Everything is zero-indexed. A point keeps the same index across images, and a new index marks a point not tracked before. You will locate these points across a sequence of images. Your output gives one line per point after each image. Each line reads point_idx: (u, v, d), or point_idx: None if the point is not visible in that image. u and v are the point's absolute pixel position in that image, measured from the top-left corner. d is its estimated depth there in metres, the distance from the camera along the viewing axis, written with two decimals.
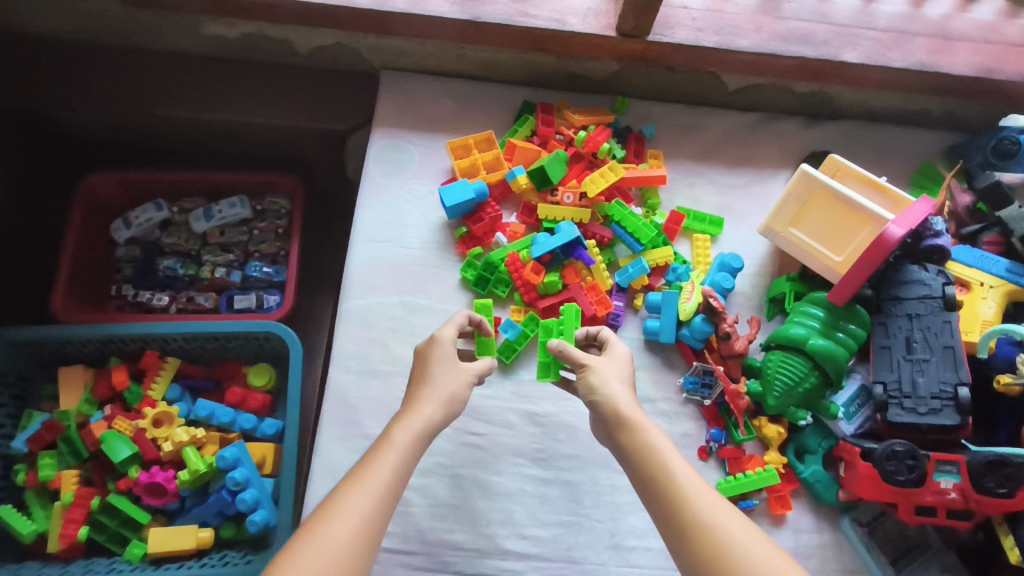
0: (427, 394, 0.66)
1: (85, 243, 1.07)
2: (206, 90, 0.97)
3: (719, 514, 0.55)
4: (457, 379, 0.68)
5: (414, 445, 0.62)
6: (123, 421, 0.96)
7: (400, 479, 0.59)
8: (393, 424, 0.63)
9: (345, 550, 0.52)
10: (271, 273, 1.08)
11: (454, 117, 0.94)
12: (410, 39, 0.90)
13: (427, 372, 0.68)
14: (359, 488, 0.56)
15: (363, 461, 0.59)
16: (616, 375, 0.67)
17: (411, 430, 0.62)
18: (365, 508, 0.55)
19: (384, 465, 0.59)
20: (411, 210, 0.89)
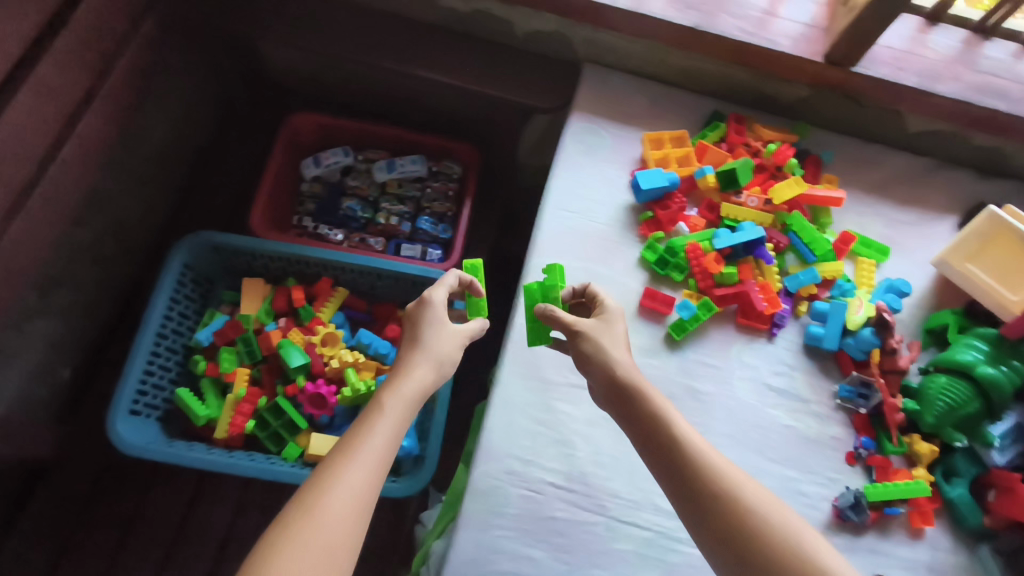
0: (419, 357, 0.70)
1: (281, 173, 1.18)
2: (425, 54, 1.07)
3: (724, 479, 0.60)
4: (449, 346, 0.72)
5: (402, 404, 0.65)
6: (297, 334, 1.07)
7: (388, 439, 0.63)
8: (383, 390, 0.67)
9: (345, 522, 0.56)
10: (438, 229, 1.18)
11: (647, 113, 1.02)
12: (624, 37, 0.99)
13: (421, 337, 0.72)
14: (353, 460, 0.59)
15: (357, 432, 0.63)
16: (605, 339, 0.71)
17: (400, 393, 0.66)
18: (361, 477, 0.59)
19: (378, 433, 0.62)
20: (601, 189, 0.97)
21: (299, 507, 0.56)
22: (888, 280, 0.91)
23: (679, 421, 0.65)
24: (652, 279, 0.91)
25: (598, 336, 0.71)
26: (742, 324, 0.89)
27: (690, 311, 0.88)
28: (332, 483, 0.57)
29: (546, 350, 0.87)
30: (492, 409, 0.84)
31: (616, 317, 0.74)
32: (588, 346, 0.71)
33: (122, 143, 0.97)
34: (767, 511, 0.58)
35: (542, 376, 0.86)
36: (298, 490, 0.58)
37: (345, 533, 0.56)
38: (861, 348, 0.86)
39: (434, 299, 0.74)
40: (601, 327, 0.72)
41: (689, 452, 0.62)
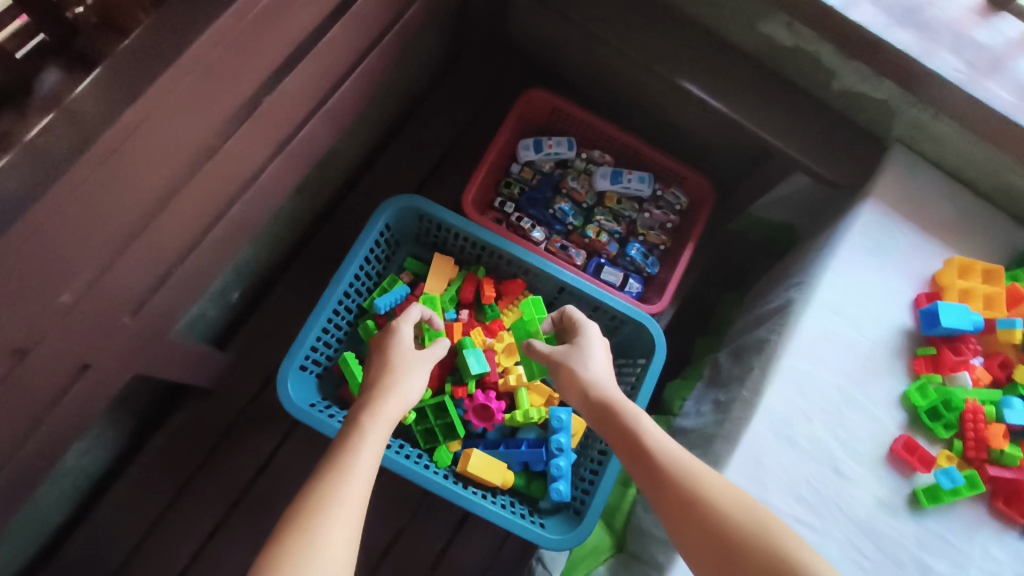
0: (388, 371, 0.76)
1: (500, 150, 1.07)
2: (714, 77, 0.94)
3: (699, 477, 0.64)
4: (420, 367, 0.79)
5: (391, 416, 0.72)
6: (479, 335, 0.99)
7: (377, 451, 0.67)
8: (359, 408, 0.72)
9: (347, 532, 0.59)
10: (646, 262, 1.07)
11: (953, 226, 0.88)
12: (967, 134, 0.84)
13: (392, 360, 0.78)
14: (338, 467, 0.63)
15: (342, 447, 0.66)
16: (580, 357, 0.81)
17: (388, 408, 0.72)
18: (360, 484, 0.63)
19: (359, 447, 0.66)
20: (880, 301, 0.84)
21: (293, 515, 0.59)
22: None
23: (655, 431, 0.71)
24: (910, 424, 0.80)
25: (570, 358, 0.81)
26: (999, 510, 0.77)
27: (954, 482, 0.75)
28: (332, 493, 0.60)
29: (776, 467, 0.77)
30: None
31: (590, 340, 0.83)
32: (563, 370, 0.81)
33: (374, 86, 0.87)
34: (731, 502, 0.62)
35: (766, 497, 0.75)
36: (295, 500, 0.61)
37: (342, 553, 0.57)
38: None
39: (403, 329, 0.82)
40: (573, 351, 0.82)
41: (661, 457, 0.67)
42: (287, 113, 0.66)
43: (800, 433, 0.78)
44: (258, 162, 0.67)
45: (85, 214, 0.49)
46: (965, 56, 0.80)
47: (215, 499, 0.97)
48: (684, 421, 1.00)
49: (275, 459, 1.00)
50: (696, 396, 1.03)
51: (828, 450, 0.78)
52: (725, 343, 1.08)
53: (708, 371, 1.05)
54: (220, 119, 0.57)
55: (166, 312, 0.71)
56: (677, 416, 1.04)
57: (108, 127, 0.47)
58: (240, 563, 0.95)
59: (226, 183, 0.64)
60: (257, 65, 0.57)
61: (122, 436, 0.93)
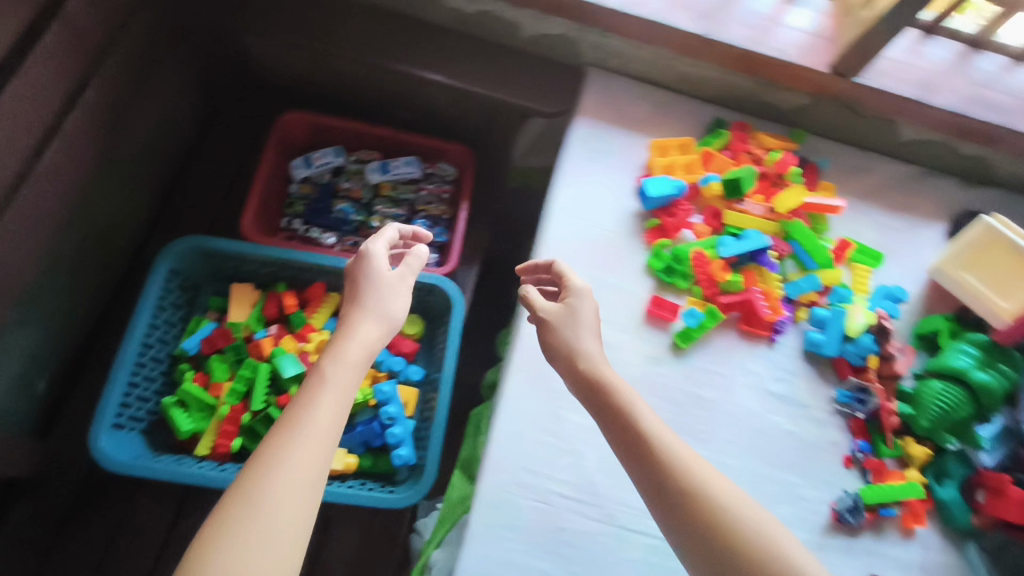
0: (355, 315, 0.69)
1: (272, 174, 1.15)
2: (425, 53, 1.05)
3: (686, 458, 0.63)
4: (390, 305, 0.71)
5: (350, 367, 0.64)
6: (290, 342, 1.04)
7: (337, 416, 0.60)
8: (324, 357, 0.65)
9: (293, 517, 0.54)
10: (433, 233, 1.16)
11: (651, 118, 1.02)
12: (631, 43, 0.98)
13: (358, 293, 0.71)
14: (297, 431, 0.58)
15: (295, 408, 0.60)
16: (579, 320, 0.75)
17: (345, 361, 0.64)
18: (310, 452, 0.57)
19: (318, 405, 0.60)
20: (608, 195, 0.96)
21: (229, 493, 0.54)
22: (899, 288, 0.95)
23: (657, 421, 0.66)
24: (658, 286, 0.92)
25: (563, 322, 0.75)
26: (744, 331, 0.90)
27: (697, 319, 0.88)
28: (268, 465, 0.55)
29: (553, 359, 0.86)
30: (500, 420, 0.83)
31: (582, 307, 0.75)
32: (569, 330, 0.74)
33: (108, 142, 0.93)
34: (726, 494, 0.60)
35: (550, 386, 0.85)
36: (250, 459, 0.57)
37: (282, 528, 0.53)
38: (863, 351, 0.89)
39: (376, 248, 0.75)
40: (565, 311, 0.75)
41: (662, 451, 0.63)
42: None
43: None
44: None
45: None
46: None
47: None
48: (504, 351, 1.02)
49: (128, 521, 1.01)
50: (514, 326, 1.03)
51: (593, 331, 0.88)
52: None
53: None
54: None
55: None
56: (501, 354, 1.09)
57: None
58: None
59: None
60: None
61: None
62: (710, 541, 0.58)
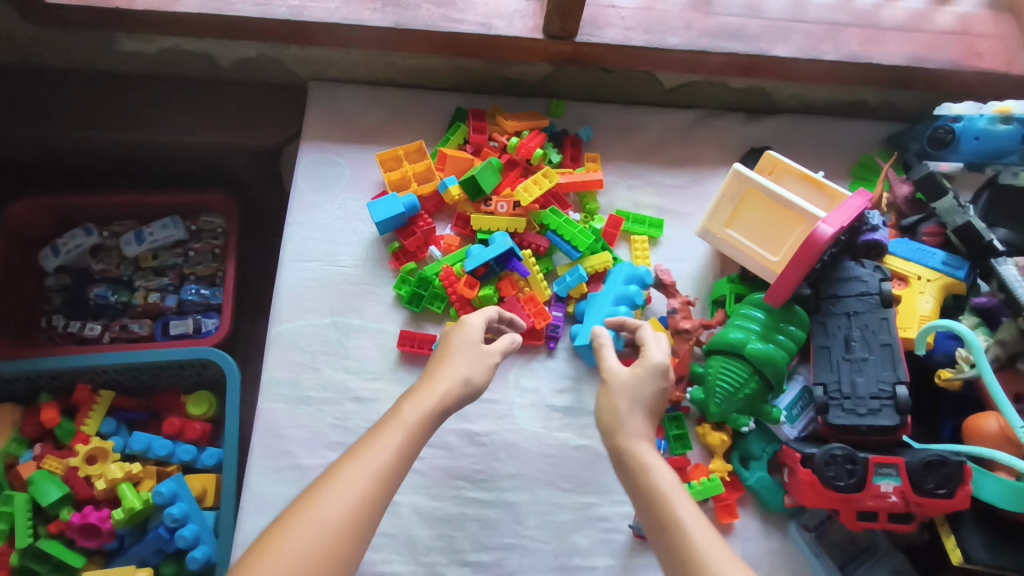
0: (444, 368, 0.62)
1: (11, 273, 1.02)
2: (129, 110, 0.94)
3: (710, 548, 0.49)
4: (474, 366, 0.63)
5: (422, 420, 0.57)
6: (54, 460, 0.92)
7: (395, 467, 0.54)
8: (405, 397, 0.60)
9: (326, 554, 0.48)
10: (208, 295, 1.05)
11: (387, 127, 0.92)
12: (336, 49, 0.87)
13: (446, 346, 0.65)
14: (354, 460, 0.53)
15: (368, 436, 0.56)
16: (641, 396, 0.61)
17: (413, 409, 0.58)
18: (364, 486, 0.51)
19: (386, 444, 0.55)
20: (343, 226, 0.86)
21: (282, 515, 0.50)
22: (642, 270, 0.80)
23: (690, 506, 0.53)
24: (411, 317, 0.82)
25: (620, 394, 0.60)
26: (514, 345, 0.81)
27: None
28: (320, 487, 0.51)
29: (297, 431, 0.76)
30: (244, 517, 0.73)
31: (652, 375, 0.62)
32: (619, 399, 0.60)
33: None
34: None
35: (296, 463, 0.75)
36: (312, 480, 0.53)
37: (325, 549, 0.48)
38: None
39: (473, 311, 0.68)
40: (631, 378, 0.62)
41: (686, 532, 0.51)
42: None
43: (310, 386, 0.78)
44: None
45: None
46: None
47: None
48: None
49: None
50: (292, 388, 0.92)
51: (341, 387, 0.78)
52: None
53: None
54: None
55: None
56: None
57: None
58: None
59: None
60: None
61: None
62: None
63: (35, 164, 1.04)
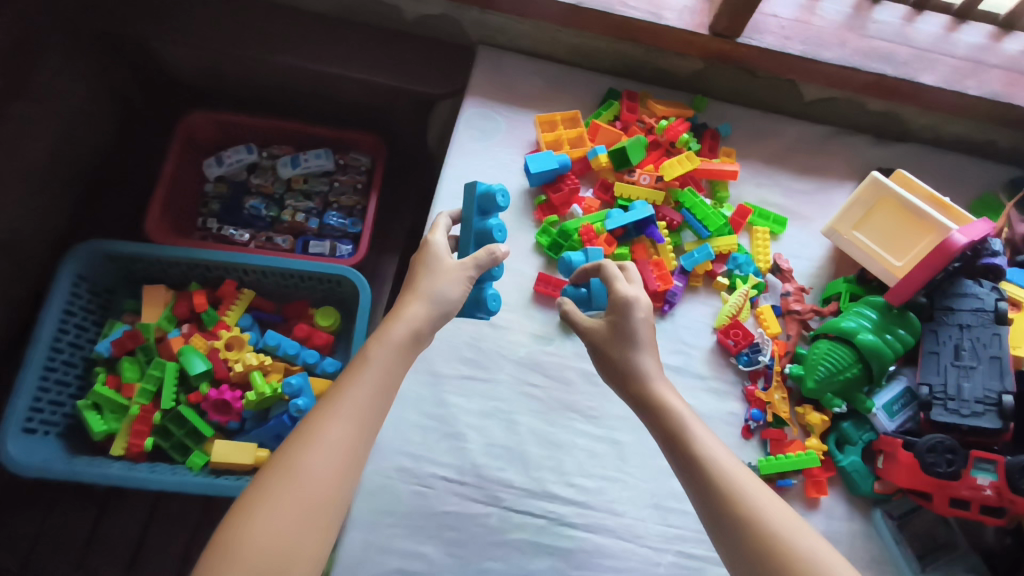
0: (410, 299, 0.64)
1: (181, 174, 1.15)
2: (314, 45, 1.05)
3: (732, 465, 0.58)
4: (444, 286, 0.64)
5: (393, 351, 0.60)
6: (200, 339, 1.04)
7: (368, 412, 0.57)
8: (370, 339, 0.61)
9: (320, 496, 0.52)
10: (346, 224, 1.15)
11: (543, 95, 1.01)
12: (512, 17, 0.97)
13: (415, 277, 0.67)
14: (332, 416, 0.55)
15: (341, 384, 0.58)
16: (632, 337, 0.65)
17: (383, 351, 0.60)
18: (343, 434, 0.54)
19: (362, 384, 0.57)
20: (495, 175, 0.95)
21: (269, 470, 0.52)
22: (479, 185, 0.74)
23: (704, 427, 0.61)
24: (548, 264, 0.90)
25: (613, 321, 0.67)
26: None
27: None
28: (303, 442, 0.54)
29: (437, 342, 0.85)
30: None
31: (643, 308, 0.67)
32: (618, 346, 0.66)
33: None
34: (780, 519, 0.53)
35: (433, 369, 0.84)
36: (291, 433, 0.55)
37: (316, 502, 0.51)
38: (481, 306, 0.73)
39: (436, 241, 0.69)
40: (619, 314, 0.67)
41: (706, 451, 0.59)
42: None
43: None
44: None
45: None
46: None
47: None
48: None
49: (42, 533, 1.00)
50: None
51: None
52: None
53: None
54: None
55: None
56: None
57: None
58: None
59: None
60: None
61: None
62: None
63: (216, 83, 1.17)
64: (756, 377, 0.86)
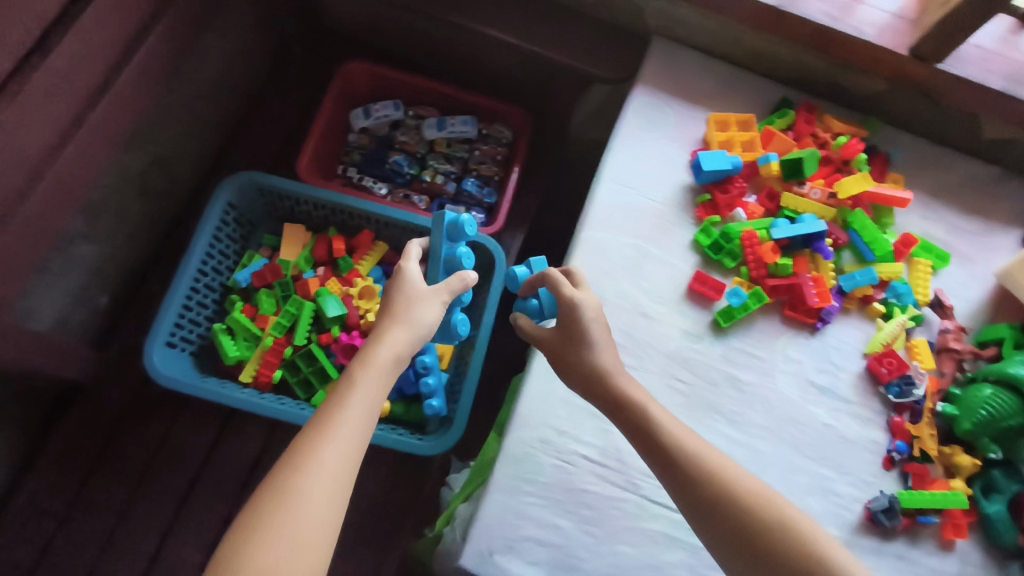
0: (390, 323, 0.67)
1: (331, 120, 1.17)
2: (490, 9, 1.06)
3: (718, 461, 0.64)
4: (423, 311, 0.69)
5: (380, 372, 0.63)
6: (335, 284, 1.07)
7: (364, 429, 0.59)
8: (353, 362, 0.64)
9: (317, 516, 0.53)
10: (484, 193, 1.16)
11: (716, 92, 0.99)
12: (700, 11, 0.96)
13: (393, 301, 0.69)
14: (330, 439, 0.56)
15: (330, 406, 0.60)
16: (581, 338, 0.71)
17: (373, 370, 0.63)
18: (338, 457, 0.56)
19: (351, 406, 0.59)
20: (659, 166, 0.95)
21: (261, 503, 0.53)
22: (448, 215, 0.80)
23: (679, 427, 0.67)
24: (704, 263, 0.90)
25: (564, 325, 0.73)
26: (788, 317, 0.88)
27: (741, 299, 0.86)
28: (298, 467, 0.54)
29: None
30: (531, 378, 0.83)
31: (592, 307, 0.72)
32: (568, 346, 0.72)
33: (178, 70, 0.97)
34: (774, 509, 0.60)
35: None
36: (280, 459, 0.56)
37: (314, 523, 0.53)
38: (450, 330, 0.82)
39: (411, 266, 0.72)
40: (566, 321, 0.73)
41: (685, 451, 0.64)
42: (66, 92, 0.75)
43: (606, 290, 0.88)
44: (45, 133, 0.74)
45: None
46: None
47: (123, 477, 1.03)
48: None
49: (167, 442, 1.06)
50: None
51: (633, 300, 0.87)
52: None
53: None
54: None
55: None
56: None
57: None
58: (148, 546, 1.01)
59: (18, 152, 0.71)
60: (13, 44, 0.67)
61: (13, 445, 0.98)
62: (773, 569, 0.58)
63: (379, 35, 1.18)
64: (902, 410, 0.85)
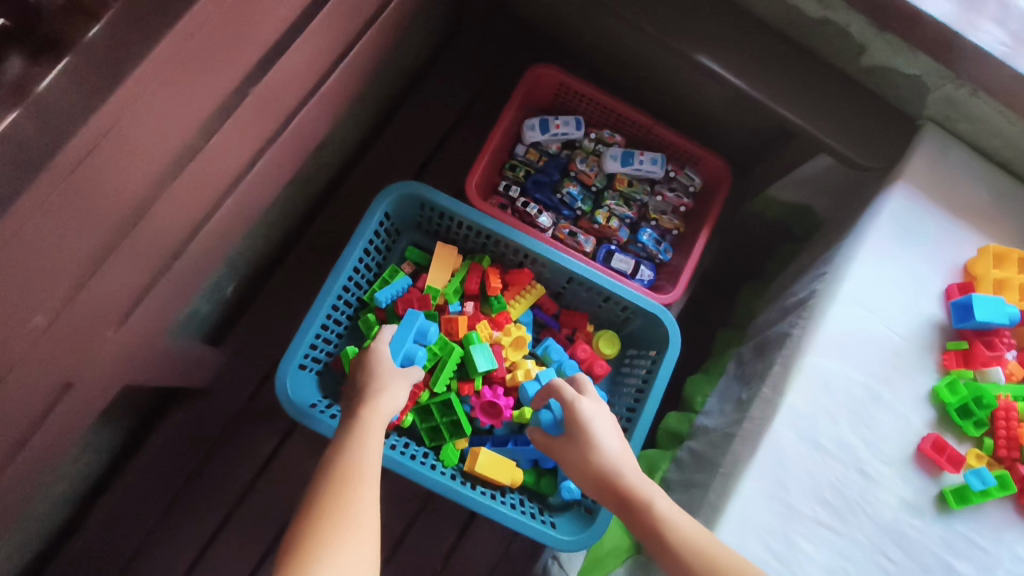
0: (378, 386, 0.77)
1: (506, 130, 1.02)
2: (740, 49, 0.87)
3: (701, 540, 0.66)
4: (398, 382, 0.79)
5: (380, 415, 0.73)
6: (485, 327, 0.95)
7: (376, 456, 0.68)
8: (351, 419, 0.73)
9: (366, 526, 0.60)
10: (660, 249, 1.02)
11: (990, 210, 0.83)
12: (1007, 114, 0.78)
13: (373, 368, 0.79)
14: (350, 470, 0.65)
15: (343, 452, 0.68)
16: (588, 442, 0.76)
17: (376, 413, 0.73)
18: (367, 486, 0.64)
19: (363, 450, 0.68)
20: (907, 290, 0.80)
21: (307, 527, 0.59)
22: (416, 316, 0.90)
23: (673, 513, 0.69)
24: (939, 421, 0.76)
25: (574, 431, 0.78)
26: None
27: (986, 484, 0.73)
28: (335, 494, 0.62)
29: (801, 471, 0.74)
30: (723, 523, 0.72)
31: (592, 415, 0.79)
32: (574, 448, 0.78)
33: (371, 62, 0.81)
34: None
35: (790, 501, 0.73)
36: (310, 499, 0.63)
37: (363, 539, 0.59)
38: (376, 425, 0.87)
39: (380, 346, 0.83)
40: (573, 432, 0.78)
41: (673, 536, 0.67)
42: (276, 103, 0.60)
43: (824, 433, 0.75)
44: (248, 153, 0.61)
45: (63, 218, 0.44)
46: (1011, 27, 0.75)
47: (224, 490, 0.96)
48: (706, 418, 0.94)
49: (274, 460, 0.97)
50: (719, 392, 0.96)
51: (854, 452, 0.75)
52: (748, 337, 1.01)
53: (732, 365, 0.99)
54: (200, 116, 0.51)
55: (151, 321, 0.65)
56: (699, 413, 0.98)
57: (64, 143, 0.41)
58: (241, 570, 0.93)
59: (216, 176, 0.58)
60: (244, 54, 0.52)
61: (116, 439, 0.89)
62: None
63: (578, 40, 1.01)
64: None
